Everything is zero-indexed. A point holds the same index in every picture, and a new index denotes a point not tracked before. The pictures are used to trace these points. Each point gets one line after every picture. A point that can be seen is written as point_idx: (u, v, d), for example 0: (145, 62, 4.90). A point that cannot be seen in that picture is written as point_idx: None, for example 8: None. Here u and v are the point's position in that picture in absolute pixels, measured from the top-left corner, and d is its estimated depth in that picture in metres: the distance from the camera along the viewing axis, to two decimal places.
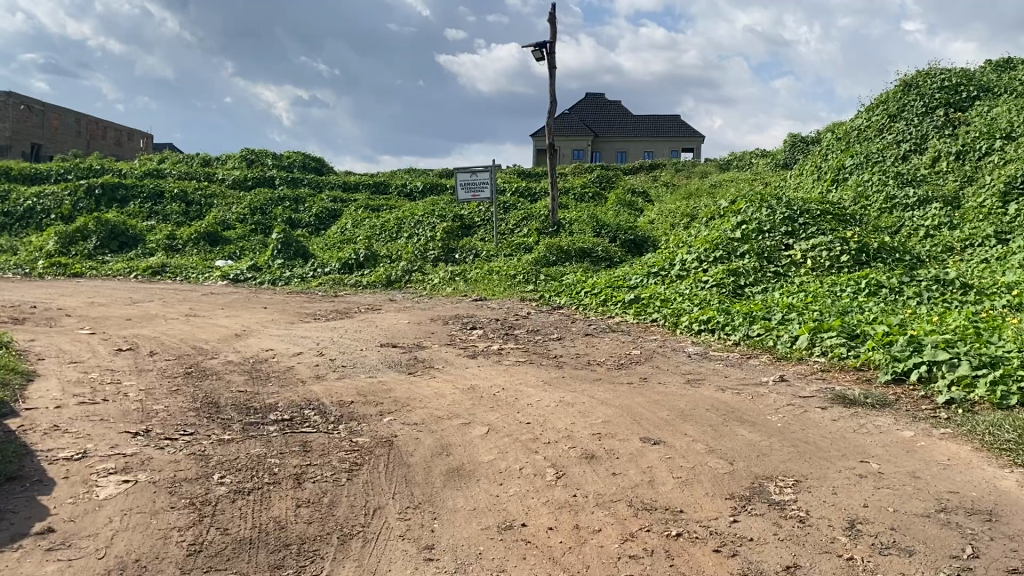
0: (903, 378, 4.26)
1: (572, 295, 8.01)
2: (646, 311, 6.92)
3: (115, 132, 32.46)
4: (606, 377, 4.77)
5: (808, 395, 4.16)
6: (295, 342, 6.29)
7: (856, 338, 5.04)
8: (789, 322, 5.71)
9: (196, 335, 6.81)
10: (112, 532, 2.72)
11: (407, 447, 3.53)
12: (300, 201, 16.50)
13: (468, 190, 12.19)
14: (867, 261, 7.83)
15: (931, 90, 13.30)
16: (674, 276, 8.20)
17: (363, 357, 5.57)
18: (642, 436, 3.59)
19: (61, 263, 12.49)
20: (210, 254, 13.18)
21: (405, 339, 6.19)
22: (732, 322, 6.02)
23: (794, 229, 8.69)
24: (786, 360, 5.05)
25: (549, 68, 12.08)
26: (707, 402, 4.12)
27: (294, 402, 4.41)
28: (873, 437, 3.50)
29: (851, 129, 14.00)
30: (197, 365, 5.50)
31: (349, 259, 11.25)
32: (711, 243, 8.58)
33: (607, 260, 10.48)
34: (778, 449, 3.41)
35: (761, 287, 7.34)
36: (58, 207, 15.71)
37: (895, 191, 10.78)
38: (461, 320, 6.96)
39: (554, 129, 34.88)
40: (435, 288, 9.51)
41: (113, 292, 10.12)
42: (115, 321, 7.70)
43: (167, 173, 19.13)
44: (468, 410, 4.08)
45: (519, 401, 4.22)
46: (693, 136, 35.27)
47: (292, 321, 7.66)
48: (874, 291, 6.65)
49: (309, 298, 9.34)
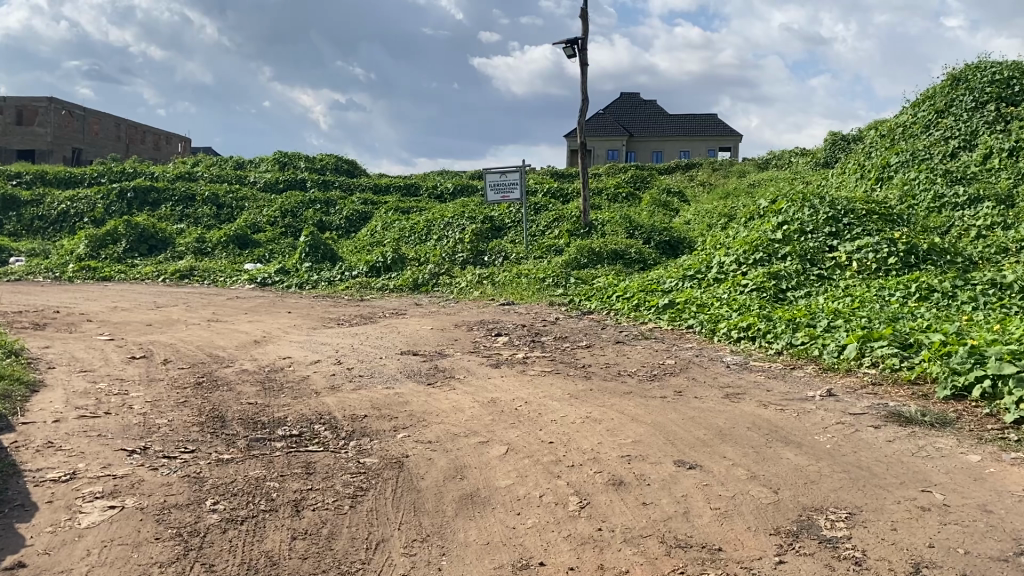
0: (964, 394, 3.86)
1: (603, 300, 7.69)
2: (681, 316, 6.58)
3: (154, 136, 32.77)
4: (638, 390, 4.45)
5: (859, 411, 3.80)
6: (314, 350, 6.05)
7: (909, 347, 4.66)
8: (836, 330, 5.33)
9: (214, 341, 6.60)
10: (87, 568, 2.46)
11: (418, 468, 3.25)
12: (331, 204, 16.34)
13: (497, 192, 11.90)
14: (917, 263, 7.41)
15: (981, 83, 12.75)
16: (711, 279, 7.80)
17: (382, 366, 5.30)
18: (675, 459, 3.27)
19: (91, 266, 12.46)
20: (239, 257, 13.07)
21: (427, 347, 5.91)
22: (773, 329, 5.65)
23: (838, 229, 8.29)
24: (832, 371, 4.69)
25: (581, 65, 11.74)
26: (748, 419, 3.78)
27: (304, 417, 4.16)
28: (934, 463, 3.13)
29: (896, 126, 13.47)
30: (211, 374, 5.28)
31: (377, 262, 11.04)
32: (750, 245, 8.19)
33: (641, 262, 10.13)
34: (829, 475, 3.06)
35: (804, 291, 6.95)
36: (91, 210, 15.76)
37: (944, 190, 10.28)
38: (486, 326, 6.67)
39: (589, 129, 34.52)
40: (463, 292, 9.23)
41: (139, 296, 10.00)
42: (135, 327, 7.52)
43: (199, 177, 19.14)
44: (486, 427, 3.78)
45: (543, 416, 3.92)
46: (730, 135, 34.67)
47: (314, 327, 7.42)
48: (926, 295, 6.26)
49: (334, 302, 9.12)
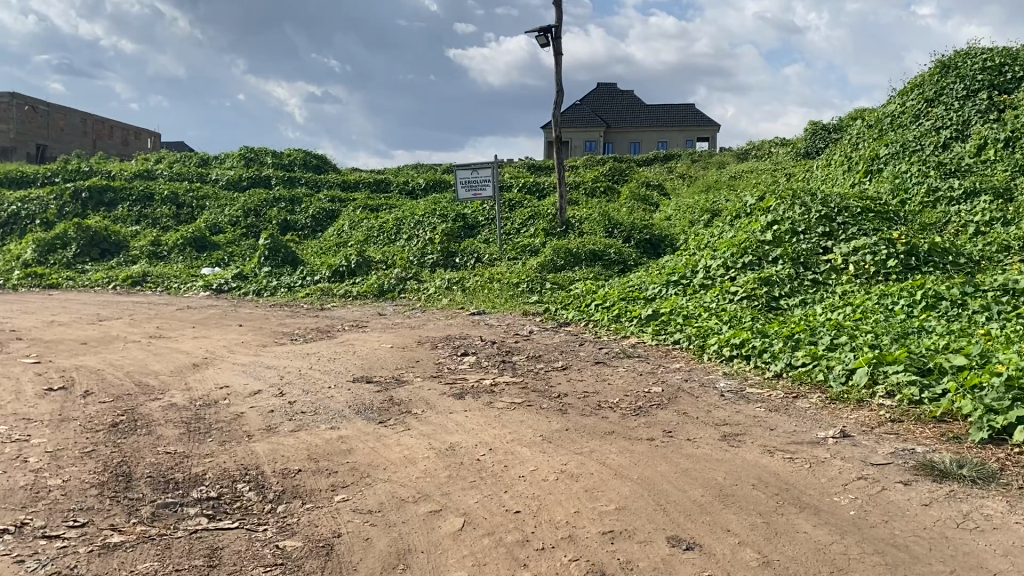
0: (1004, 438, 3.29)
1: (581, 310, 7.07)
2: (665, 330, 5.97)
3: (121, 132, 31.85)
4: (622, 430, 3.82)
5: (881, 461, 3.20)
6: (257, 376, 5.37)
7: (928, 373, 4.09)
8: (841, 349, 4.75)
9: (147, 365, 5.91)
10: None
11: (350, 556, 2.62)
12: (296, 202, 15.62)
13: (469, 189, 11.24)
14: (918, 266, 6.88)
15: (972, 71, 12.25)
16: (697, 285, 7.17)
17: (330, 398, 4.66)
18: (668, 536, 2.66)
19: (37, 273, 11.68)
20: (196, 261, 12.33)
21: (384, 372, 5.24)
22: (770, 346, 5.05)
23: (832, 229, 7.73)
24: (841, 402, 4.11)
25: (555, 54, 11.09)
26: (751, 472, 3.18)
27: (225, 473, 3.52)
28: (985, 539, 2.54)
29: (884, 116, 12.94)
30: (133, 412, 4.59)
31: (340, 266, 10.37)
32: (738, 246, 7.58)
33: (621, 263, 9.54)
34: (857, 559, 2.47)
35: (799, 300, 6.36)
36: (43, 212, 14.89)
37: (938, 183, 9.77)
38: (452, 344, 6.03)
39: (566, 120, 33.96)
40: (430, 299, 8.61)
41: (83, 306, 9.28)
42: (66, 347, 6.80)
43: (159, 174, 18.30)
44: (440, 488, 3.16)
45: (508, 471, 3.29)
46: (709, 125, 34.19)
47: (264, 344, 6.74)
48: (933, 304, 5.71)
49: (291, 313, 8.45)
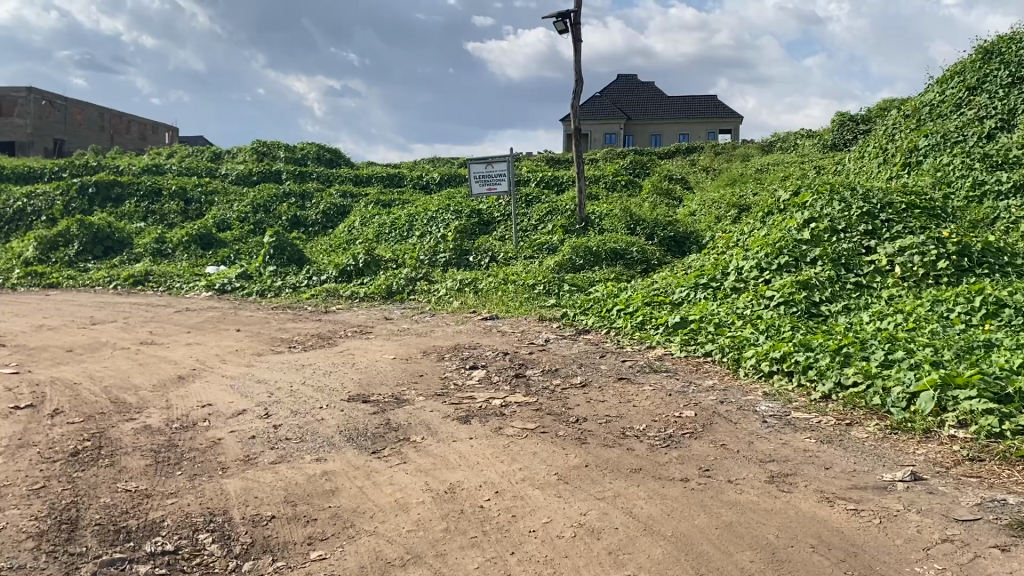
0: None
1: (602, 316, 6.52)
2: (695, 341, 5.42)
3: (138, 126, 31.59)
4: (651, 467, 3.28)
5: (968, 517, 2.65)
6: (244, 393, 4.87)
7: (1006, 401, 3.53)
8: (897, 366, 4.18)
9: (129, 378, 5.42)
10: None
11: None
12: (306, 197, 15.16)
13: (483, 184, 10.70)
14: (971, 268, 6.29)
15: (1017, 57, 11.55)
16: (728, 289, 6.60)
17: (320, 421, 4.16)
18: None
19: (37, 272, 11.27)
20: (201, 259, 11.90)
21: (383, 389, 4.72)
22: (816, 362, 4.47)
23: (875, 227, 7.12)
24: (905, 432, 3.55)
25: (573, 42, 10.52)
26: (808, 529, 2.63)
27: (188, 519, 3.01)
28: None
29: (922, 105, 12.25)
30: (100, 436, 4.09)
31: (348, 266, 9.88)
32: (772, 246, 7.00)
33: (644, 262, 9.00)
34: None
35: (843, 306, 5.78)
36: (49, 208, 14.51)
37: (984, 177, 9.13)
38: (460, 355, 5.50)
39: (586, 112, 33.31)
40: (441, 301, 8.10)
41: (78, 309, 8.83)
42: (50, 355, 6.34)
43: (169, 169, 17.87)
44: (435, 546, 2.64)
45: (518, 524, 2.76)
46: (732, 117, 33.42)
47: (258, 353, 6.25)
48: (995, 311, 5.13)
49: (294, 316, 7.96)
